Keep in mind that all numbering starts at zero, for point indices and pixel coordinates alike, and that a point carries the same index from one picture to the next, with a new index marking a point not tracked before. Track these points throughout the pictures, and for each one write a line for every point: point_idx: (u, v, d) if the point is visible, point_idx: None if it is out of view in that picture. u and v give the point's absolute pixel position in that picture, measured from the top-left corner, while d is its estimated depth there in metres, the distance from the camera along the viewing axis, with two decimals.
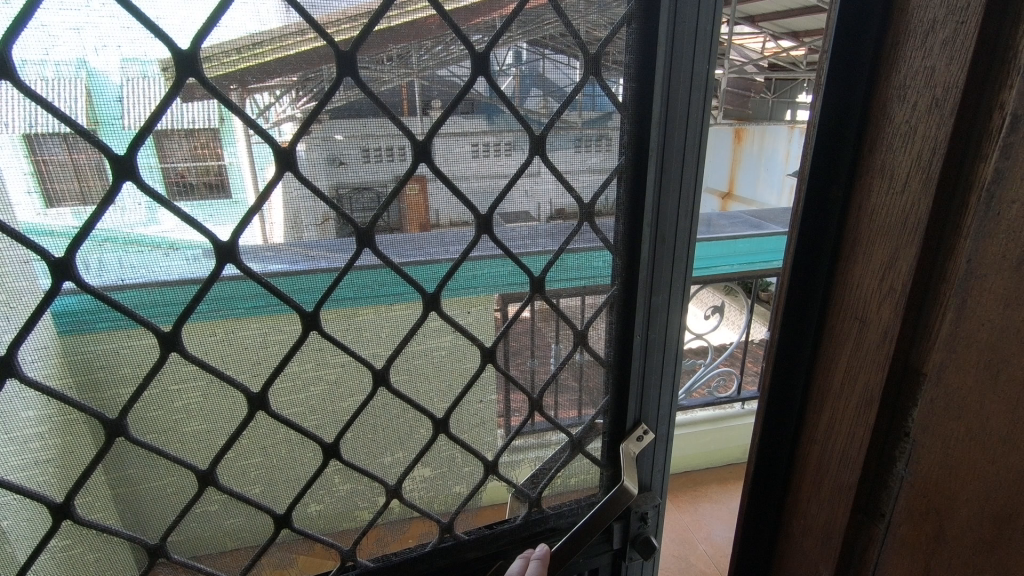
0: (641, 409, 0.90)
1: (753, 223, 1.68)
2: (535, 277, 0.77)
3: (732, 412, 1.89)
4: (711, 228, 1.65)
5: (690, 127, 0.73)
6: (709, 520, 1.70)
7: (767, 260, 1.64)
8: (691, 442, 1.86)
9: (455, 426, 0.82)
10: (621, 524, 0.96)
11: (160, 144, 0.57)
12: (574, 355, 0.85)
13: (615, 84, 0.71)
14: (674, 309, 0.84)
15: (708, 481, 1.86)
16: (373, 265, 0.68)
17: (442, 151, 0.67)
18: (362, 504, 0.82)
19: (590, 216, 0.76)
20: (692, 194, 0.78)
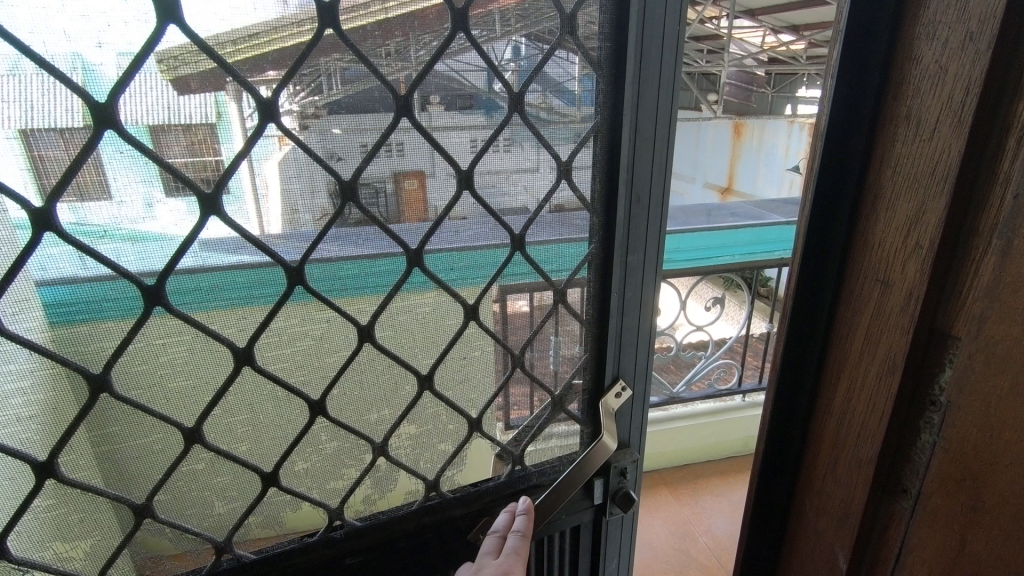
0: (619, 364, 0.87)
1: (755, 214, 1.66)
2: (517, 233, 0.74)
3: (733, 404, 1.88)
4: (711, 219, 1.63)
5: (664, 85, 0.70)
6: (710, 514, 1.69)
7: (767, 251, 1.62)
8: (692, 434, 1.84)
9: (439, 383, 0.79)
10: (602, 482, 0.95)
11: (157, 138, 0.55)
12: (553, 310, 0.81)
13: (590, 43, 0.68)
14: (650, 269, 0.82)
15: (708, 473, 1.85)
16: (384, 252, 0.68)
17: (424, 107, 0.64)
18: (348, 462, 0.80)
19: (568, 174, 0.74)
20: (666, 151, 0.75)
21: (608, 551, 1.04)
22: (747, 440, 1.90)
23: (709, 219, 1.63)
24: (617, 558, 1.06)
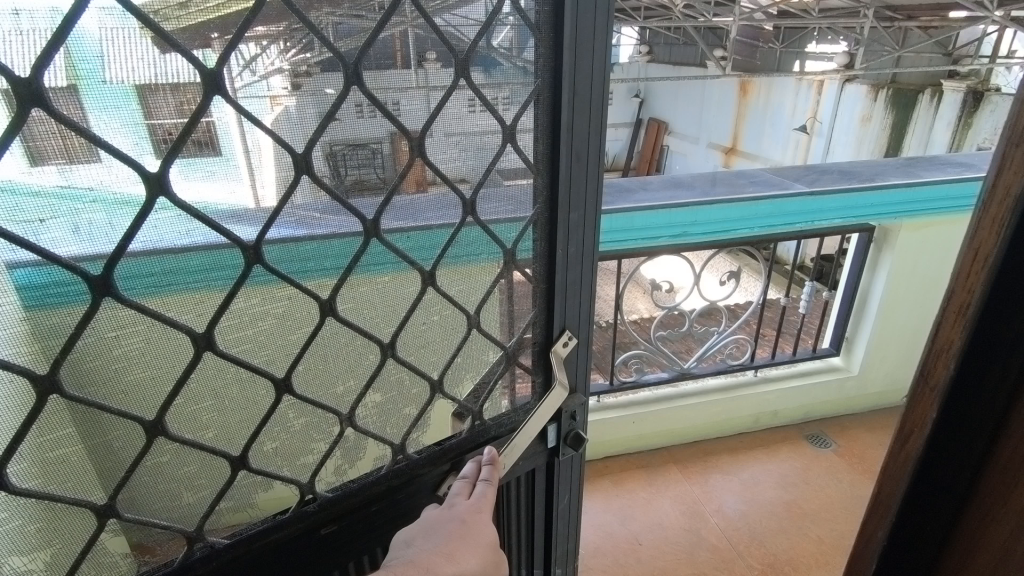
0: (565, 316, 0.86)
1: (776, 184, 1.56)
2: (467, 196, 0.70)
3: (745, 380, 1.84)
4: (733, 188, 1.51)
5: (597, 39, 0.68)
6: (720, 492, 1.66)
7: (789, 223, 1.53)
8: (702, 411, 1.79)
9: (401, 349, 0.76)
10: (554, 427, 0.93)
11: (145, 98, 0.48)
12: (505, 274, 0.79)
13: (528, 3, 0.65)
14: (589, 226, 0.81)
15: (718, 451, 1.81)
16: (341, 233, 0.63)
17: (373, 74, 0.59)
18: (318, 436, 0.75)
19: (513, 138, 0.71)
20: (603, 109, 0.73)
21: (560, 489, 1.02)
22: (759, 415, 1.86)
23: (731, 189, 1.51)
24: (568, 494, 1.04)
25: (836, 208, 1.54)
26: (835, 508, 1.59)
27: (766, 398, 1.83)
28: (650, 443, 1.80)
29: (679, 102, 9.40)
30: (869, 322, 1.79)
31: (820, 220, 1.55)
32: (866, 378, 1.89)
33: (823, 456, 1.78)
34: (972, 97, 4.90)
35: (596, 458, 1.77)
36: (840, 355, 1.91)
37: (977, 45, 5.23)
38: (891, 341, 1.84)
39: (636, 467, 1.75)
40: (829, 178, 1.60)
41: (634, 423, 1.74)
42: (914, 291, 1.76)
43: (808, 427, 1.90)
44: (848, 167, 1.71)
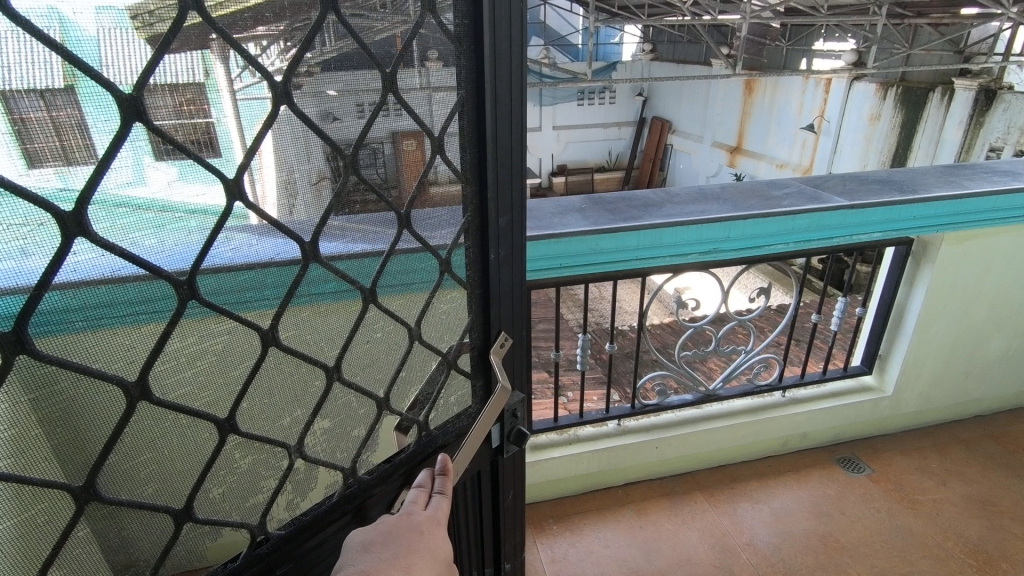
0: (499, 317, 0.95)
1: (811, 195, 1.45)
2: (403, 212, 0.75)
3: (772, 400, 1.74)
4: (766, 202, 1.41)
5: (514, 62, 0.77)
6: (750, 522, 1.56)
7: (826, 237, 1.42)
8: (726, 434, 1.68)
9: (347, 372, 0.78)
10: (499, 427, 1.02)
11: (144, 100, 0.50)
12: (442, 280, 0.84)
13: (449, 20, 0.70)
14: (517, 230, 0.90)
15: (744, 477, 1.71)
16: (279, 258, 0.64)
17: (303, 94, 0.61)
18: (268, 472, 0.76)
19: (443, 151, 0.76)
20: (521, 118, 0.82)
21: (504, 483, 1.11)
22: (785, 438, 1.76)
23: (764, 202, 1.41)
24: (511, 484, 1.13)
25: (880, 222, 1.44)
26: (874, 543, 1.49)
27: (796, 420, 1.73)
28: (673, 467, 1.70)
29: (683, 101, 9.26)
30: (906, 339, 1.69)
31: (859, 235, 1.46)
32: (900, 398, 1.79)
33: (857, 482, 1.68)
34: (984, 95, 4.76)
35: (615, 485, 1.67)
36: (872, 373, 1.81)
37: (989, 41, 5.05)
38: (928, 359, 1.73)
39: (659, 494, 1.65)
40: (865, 188, 1.51)
41: (656, 447, 1.64)
42: (954, 306, 1.66)
43: (839, 450, 1.80)
44: (884, 176, 1.61)
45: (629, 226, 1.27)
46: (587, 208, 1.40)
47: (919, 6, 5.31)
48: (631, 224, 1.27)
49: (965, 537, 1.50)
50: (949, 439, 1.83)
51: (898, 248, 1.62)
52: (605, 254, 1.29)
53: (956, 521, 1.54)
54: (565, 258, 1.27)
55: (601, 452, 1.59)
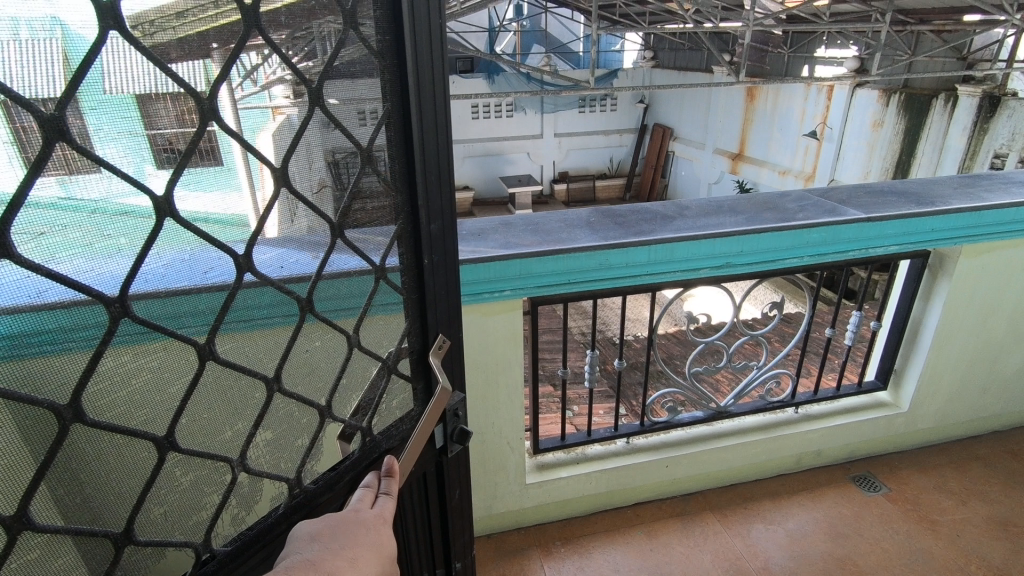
0: (438, 322, 0.89)
1: (827, 208, 1.42)
2: (333, 220, 0.71)
3: (785, 417, 1.69)
4: (782, 215, 1.36)
5: (437, 70, 0.74)
6: (764, 544, 1.51)
7: (841, 251, 1.38)
8: (741, 453, 1.64)
9: (287, 382, 0.74)
10: (440, 428, 0.95)
11: (147, 108, 0.52)
12: (377, 289, 0.80)
13: (369, 31, 0.68)
14: (449, 234, 0.85)
15: (757, 496, 1.66)
16: (211, 284, 0.61)
17: (231, 108, 0.57)
18: (210, 490, 0.70)
19: (370, 158, 0.72)
20: (446, 123, 0.78)
21: (451, 483, 1.03)
22: (801, 456, 1.71)
23: (779, 216, 1.37)
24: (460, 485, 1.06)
25: (897, 235, 1.40)
26: (893, 567, 1.44)
27: (810, 438, 1.68)
28: (684, 486, 1.65)
29: (685, 108, 9.27)
30: (922, 354, 1.64)
31: (875, 248, 1.41)
32: (917, 414, 1.74)
33: (873, 501, 1.63)
34: (987, 102, 4.76)
35: (625, 505, 1.62)
36: (887, 389, 1.77)
37: (993, 48, 5.00)
38: (945, 374, 1.69)
39: (670, 514, 1.60)
40: (883, 201, 1.46)
41: (667, 466, 1.59)
42: (972, 320, 1.61)
43: (854, 467, 1.75)
44: (899, 188, 1.57)
45: (639, 242, 1.23)
46: (596, 222, 1.36)
47: (922, 13, 5.27)
48: (641, 238, 1.24)
49: (988, 561, 1.45)
50: (968, 456, 1.78)
51: (913, 261, 1.57)
52: (615, 270, 1.25)
53: (979, 545, 1.49)
54: (574, 275, 1.23)
55: (610, 472, 1.55)
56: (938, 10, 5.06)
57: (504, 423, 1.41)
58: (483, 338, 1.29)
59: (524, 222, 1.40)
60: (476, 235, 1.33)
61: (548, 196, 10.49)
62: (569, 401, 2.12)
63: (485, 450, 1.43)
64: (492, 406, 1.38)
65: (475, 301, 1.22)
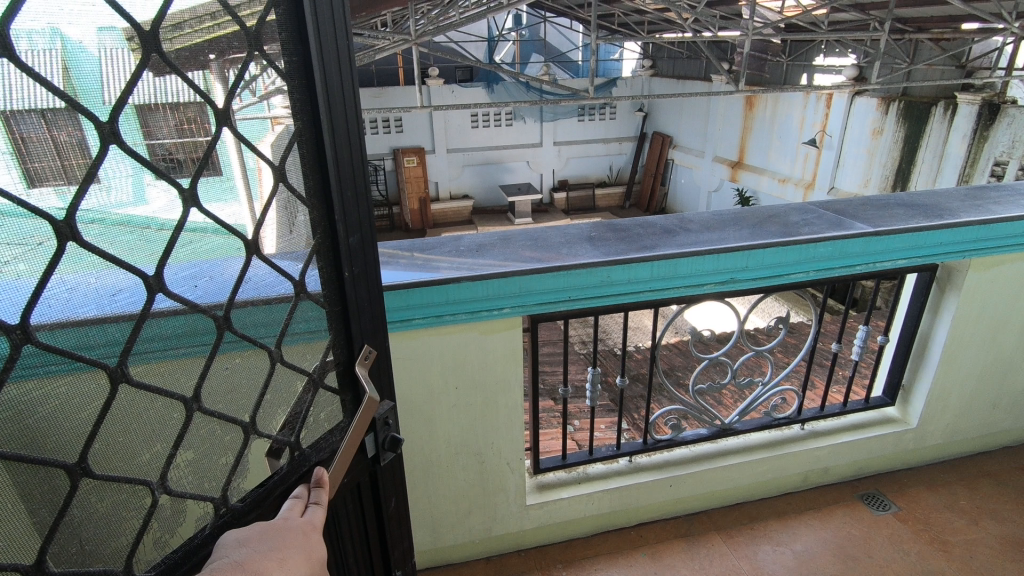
0: (363, 333, 0.89)
1: (833, 221, 1.39)
2: (248, 238, 0.71)
3: (792, 434, 1.65)
4: (787, 229, 1.34)
5: (346, 88, 0.76)
6: (768, 564, 1.47)
7: (848, 265, 1.35)
8: (747, 471, 1.60)
9: (208, 401, 0.71)
10: (371, 436, 0.92)
11: (145, 120, 0.58)
12: (298, 304, 0.79)
13: (275, 55, 0.69)
14: (368, 245, 0.86)
15: (763, 515, 1.62)
16: (119, 313, 0.59)
17: (132, 134, 0.57)
18: (129, 514, 0.65)
19: (283, 178, 0.73)
20: (358, 140, 0.80)
21: (387, 490, 1.00)
22: (807, 474, 1.67)
23: (784, 229, 1.34)
24: (396, 493, 1.02)
25: (905, 248, 1.36)
26: None
27: (817, 455, 1.64)
28: (688, 505, 1.61)
29: (685, 116, 9.27)
30: (931, 370, 1.60)
31: (883, 262, 1.37)
32: (926, 430, 1.70)
33: (882, 520, 1.59)
34: (988, 109, 4.72)
35: (628, 525, 1.58)
36: (895, 405, 1.73)
37: (992, 56, 5.01)
38: (954, 389, 1.65)
39: (674, 534, 1.56)
40: (891, 213, 1.44)
41: (670, 486, 1.55)
42: (982, 335, 1.58)
43: (862, 485, 1.71)
44: (907, 200, 1.55)
45: (642, 257, 1.20)
46: (596, 236, 1.33)
47: (920, 22, 5.29)
48: (644, 254, 1.21)
49: None
50: (979, 472, 1.74)
51: (921, 274, 1.54)
52: (617, 286, 1.21)
53: (992, 567, 1.45)
54: (575, 292, 1.19)
55: (613, 492, 1.50)
56: (936, 18, 5.05)
57: (504, 443, 1.37)
58: (482, 356, 1.25)
59: (524, 235, 1.37)
60: (474, 250, 1.29)
61: (549, 205, 10.47)
62: (570, 415, 2.08)
63: (485, 470, 1.39)
64: (491, 426, 1.34)
65: (473, 319, 1.19)
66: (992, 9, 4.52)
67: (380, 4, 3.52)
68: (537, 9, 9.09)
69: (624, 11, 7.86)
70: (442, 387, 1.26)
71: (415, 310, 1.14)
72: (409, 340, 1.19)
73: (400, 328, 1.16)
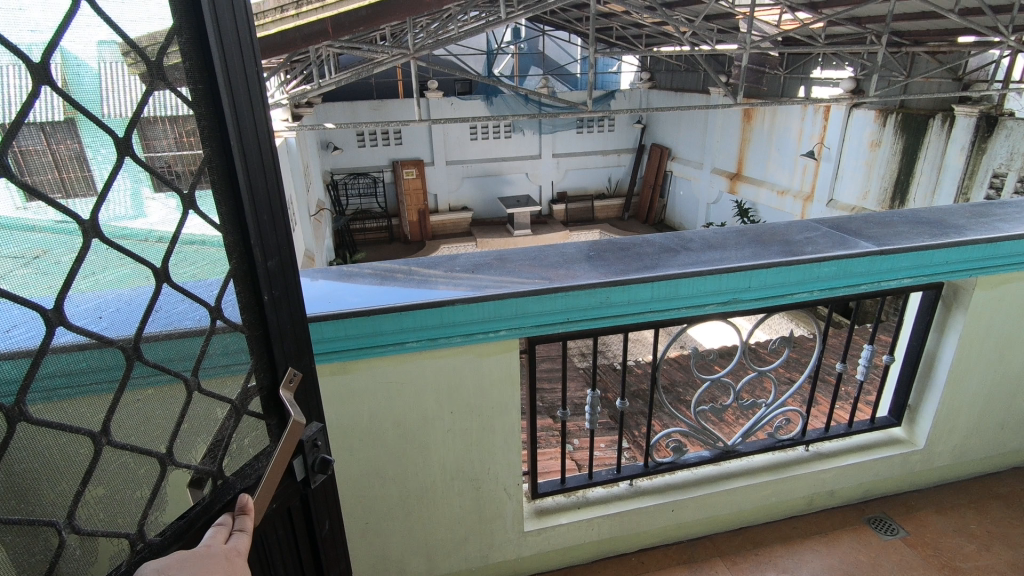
0: (288, 359, 0.84)
1: (837, 240, 1.36)
2: (156, 265, 0.67)
3: (797, 455, 1.61)
4: (789, 249, 1.31)
5: (256, 108, 0.72)
6: None
7: (853, 283, 1.31)
8: (749, 495, 1.56)
9: (117, 433, 0.66)
10: (299, 459, 0.85)
11: (148, 134, 0.64)
12: (214, 329, 0.74)
13: (178, 81, 0.65)
14: (290, 269, 0.81)
15: (768, 540, 1.57)
16: (17, 350, 0.55)
17: (24, 166, 0.54)
18: (32, 559, 0.59)
19: (194, 206, 0.69)
20: (272, 161, 0.76)
21: (321, 512, 0.93)
22: (812, 497, 1.63)
23: (787, 249, 1.31)
24: (330, 515, 0.96)
25: (911, 267, 1.34)
26: None
27: (822, 478, 1.60)
28: (690, 531, 1.56)
29: (683, 128, 9.29)
30: (937, 391, 1.57)
31: (888, 282, 1.34)
32: (933, 451, 1.66)
33: (891, 546, 1.54)
34: (985, 122, 4.72)
35: (628, 552, 1.54)
36: (901, 426, 1.69)
37: (989, 68, 5.03)
38: (961, 409, 1.61)
39: (677, 560, 1.52)
40: (895, 231, 1.41)
41: (672, 510, 1.51)
42: (989, 354, 1.54)
43: (868, 508, 1.66)
44: (911, 216, 1.52)
45: (641, 278, 1.17)
46: (595, 256, 1.30)
47: (916, 35, 5.32)
48: (644, 275, 1.18)
49: None
50: (988, 494, 1.69)
51: (926, 293, 1.51)
52: (617, 307, 1.18)
53: None
54: (574, 313, 1.16)
55: (613, 517, 1.46)
56: (932, 32, 5.08)
57: (502, 468, 1.33)
58: (478, 380, 1.22)
59: (520, 254, 1.33)
60: (469, 270, 1.26)
61: (549, 216, 10.46)
62: (569, 434, 2.03)
63: (481, 496, 1.35)
64: (487, 451, 1.30)
65: (469, 342, 1.15)
66: (990, 23, 4.55)
67: (379, 17, 3.51)
68: (535, 22, 9.13)
69: (622, 25, 7.91)
70: (438, 411, 1.22)
71: (410, 333, 1.11)
72: (403, 364, 1.16)
73: (393, 351, 1.12)
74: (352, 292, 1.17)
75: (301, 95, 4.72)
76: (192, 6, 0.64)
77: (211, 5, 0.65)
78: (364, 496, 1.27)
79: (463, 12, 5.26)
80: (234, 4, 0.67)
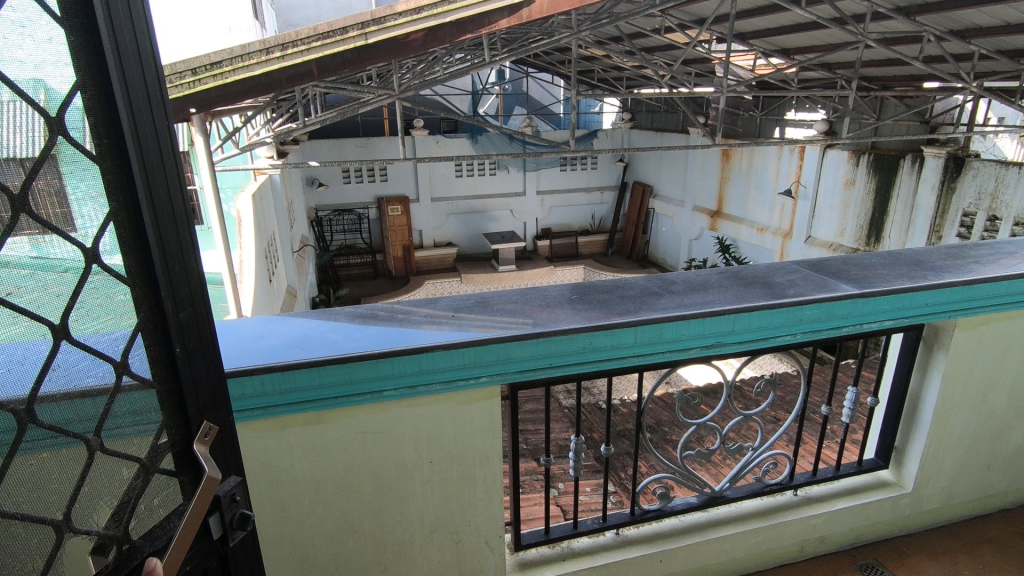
0: (202, 412, 0.78)
1: (818, 282, 1.36)
2: (54, 322, 0.64)
3: (785, 500, 1.58)
4: (771, 290, 1.31)
5: (166, 157, 0.70)
6: None
7: (835, 326, 1.31)
8: (739, 543, 1.51)
9: (4, 501, 0.61)
10: (215, 517, 0.78)
11: (102, 168, 0.65)
12: (120, 384, 0.71)
13: (82, 136, 0.63)
14: (205, 320, 0.76)
15: None
16: None
17: None
18: None
19: (98, 259, 0.66)
20: (184, 208, 0.72)
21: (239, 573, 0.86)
22: (802, 544, 1.58)
23: (769, 291, 1.31)
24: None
25: (892, 309, 1.34)
26: None
27: (812, 524, 1.57)
28: None
29: (663, 166, 9.51)
30: (924, 432, 1.55)
31: (870, 323, 1.33)
32: (922, 494, 1.63)
33: None
34: (953, 162, 4.89)
35: None
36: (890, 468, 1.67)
37: (954, 112, 5.24)
38: (948, 451, 1.60)
39: None
40: (874, 273, 1.42)
41: (660, 561, 1.45)
42: (973, 396, 1.54)
43: (860, 554, 1.63)
44: (890, 258, 1.54)
45: (624, 322, 1.15)
46: (578, 298, 1.28)
47: (885, 81, 5.55)
48: (626, 319, 1.16)
49: None
50: (979, 539, 1.66)
51: (907, 335, 1.51)
52: (600, 352, 1.15)
53: None
54: (556, 359, 1.13)
55: (601, 569, 1.40)
56: (900, 77, 5.29)
57: (482, 520, 1.28)
58: (459, 429, 1.18)
59: (502, 296, 1.31)
60: (451, 311, 1.23)
61: (533, 252, 10.52)
62: (553, 479, 1.98)
63: (461, 550, 1.29)
64: (468, 501, 1.25)
65: (449, 389, 1.12)
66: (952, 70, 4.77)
67: (363, 60, 3.57)
68: (521, 65, 9.38)
69: (604, 68, 8.16)
70: (416, 462, 1.17)
71: (388, 381, 1.07)
72: (382, 413, 1.12)
73: (370, 400, 1.08)
74: (336, 333, 1.14)
75: (287, 134, 4.74)
76: (97, 61, 0.63)
77: (116, 58, 0.63)
78: (333, 553, 1.20)
79: (448, 54, 5.41)
80: (142, 56, 0.66)
